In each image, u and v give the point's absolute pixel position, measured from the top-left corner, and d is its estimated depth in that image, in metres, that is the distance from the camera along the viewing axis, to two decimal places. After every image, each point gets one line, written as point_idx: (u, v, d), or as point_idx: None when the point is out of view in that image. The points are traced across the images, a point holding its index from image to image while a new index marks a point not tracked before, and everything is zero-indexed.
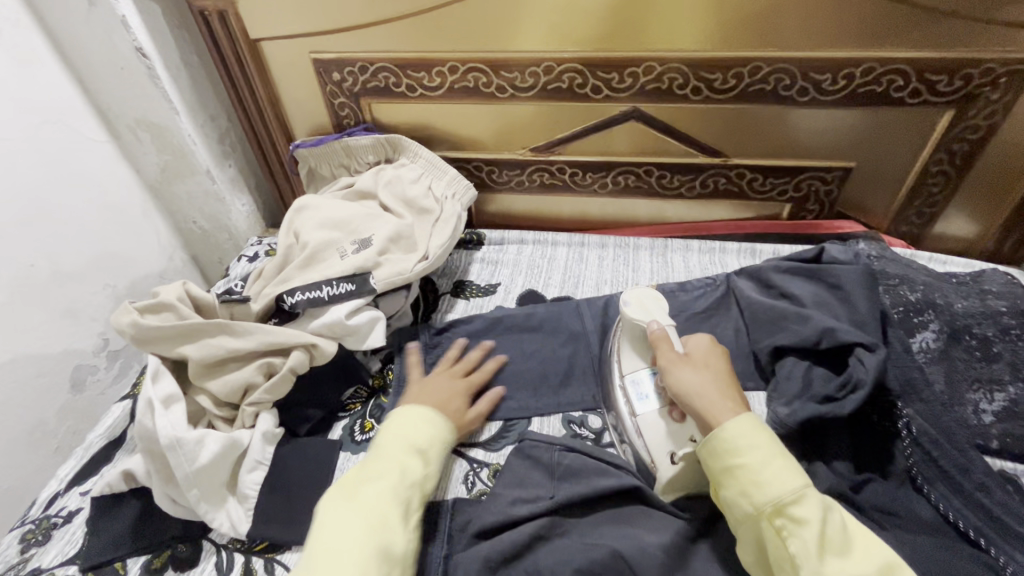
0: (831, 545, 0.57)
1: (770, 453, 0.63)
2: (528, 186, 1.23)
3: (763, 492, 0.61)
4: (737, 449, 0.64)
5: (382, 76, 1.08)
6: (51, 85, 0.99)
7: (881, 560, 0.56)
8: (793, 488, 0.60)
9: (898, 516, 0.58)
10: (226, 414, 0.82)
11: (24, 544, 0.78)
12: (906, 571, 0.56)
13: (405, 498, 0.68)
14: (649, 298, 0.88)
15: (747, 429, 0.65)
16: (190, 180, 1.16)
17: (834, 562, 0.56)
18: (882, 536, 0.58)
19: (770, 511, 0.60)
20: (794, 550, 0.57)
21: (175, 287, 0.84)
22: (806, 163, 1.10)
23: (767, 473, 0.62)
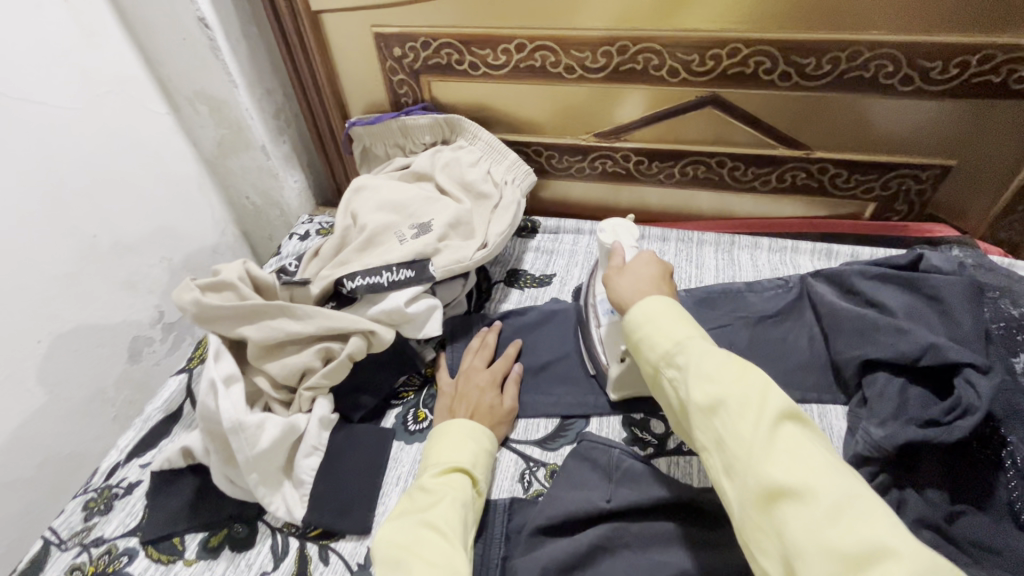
0: (694, 377, 0.48)
1: (680, 313, 0.56)
2: (588, 174, 1.01)
3: (654, 349, 0.53)
4: (640, 325, 0.56)
5: (444, 53, 0.90)
6: (116, 54, 0.88)
7: (729, 379, 0.46)
8: (677, 340, 0.52)
9: (730, 371, 0.47)
10: (283, 398, 0.69)
11: (87, 512, 0.68)
12: (760, 383, 0.45)
13: (466, 521, 0.55)
14: (625, 226, 0.73)
15: (655, 301, 0.57)
16: (245, 155, 1.03)
17: (697, 402, 0.47)
18: (709, 383, 0.47)
19: (660, 361, 0.52)
20: (680, 395, 0.50)
21: (235, 264, 0.70)
22: (860, 154, 0.85)
23: (664, 326, 0.54)
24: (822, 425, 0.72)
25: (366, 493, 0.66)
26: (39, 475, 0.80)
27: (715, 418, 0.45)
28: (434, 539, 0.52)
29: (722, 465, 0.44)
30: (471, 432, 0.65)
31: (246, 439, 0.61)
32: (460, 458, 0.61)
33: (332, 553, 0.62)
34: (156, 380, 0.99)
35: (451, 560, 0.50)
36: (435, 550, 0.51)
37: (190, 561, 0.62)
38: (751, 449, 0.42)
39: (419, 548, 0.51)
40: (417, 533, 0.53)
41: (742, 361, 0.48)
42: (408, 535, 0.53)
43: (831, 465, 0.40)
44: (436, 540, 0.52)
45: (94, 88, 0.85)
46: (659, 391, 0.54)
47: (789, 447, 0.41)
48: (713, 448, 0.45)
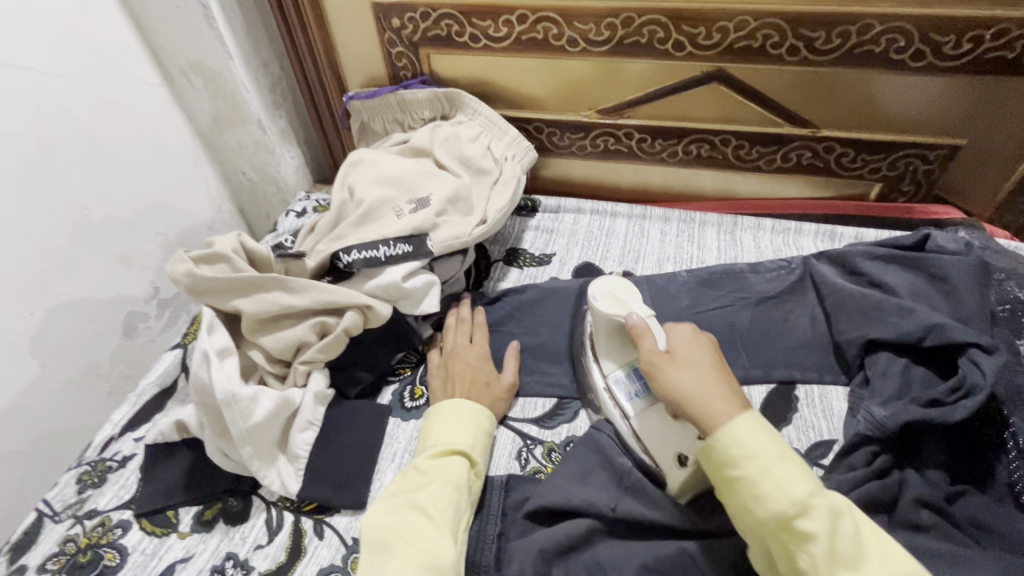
0: (839, 565, 0.42)
1: (783, 448, 0.48)
2: (590, 152, 0.99)
3: (768, 506, 0.45)
4: (739, 460, 0.47)
5: (444, 24, 0.87)
6: (107, 20, 0.85)
7: (882, 572, 0.42)
8: (799, 498, 0.44)
9: (868, 560, 0.42)
10: (277, 371, 0.68)
11: (81, 485, 0.67)
12: (902, 572, 0.42)
13: (458, 504, 0.55)
14: (621, 287, 0.67)
15: (756, 430, 0.48)
16: (240, 129, 1.01)
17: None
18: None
19: (777, 524, 0.44)
20: (807, 573, 0.43)
21: (229, 236, 0.69)
22: (867, 133, 0.84)
23: (780, 475, 0.46)
24: (823, 406, 0.71)
25: (361, 469, 0.65)
26: (33, 448, 0.80)
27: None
28: (423, 523, 0.52)
29: None
30: (469, 413, 0.63)
31: (240, 412, 0.60)
32: (458, 439, 0.61)
33: (327, 527, 0.62)
34: (151, 356, 0.98)
35: (437, 546, 0.50)
36: (423, 536, 0.51)
37: (184, 534, 0.62)
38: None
39: (405, 533, 0.52)
40: (406, 517, 0.53)
41: (873, 535, 0.44)
42: (398, 519, 0.53)
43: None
44: (423, 525, 0.52)
45: (85, 56, 0.83)
46: (755, 540, 0.47)
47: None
48: None
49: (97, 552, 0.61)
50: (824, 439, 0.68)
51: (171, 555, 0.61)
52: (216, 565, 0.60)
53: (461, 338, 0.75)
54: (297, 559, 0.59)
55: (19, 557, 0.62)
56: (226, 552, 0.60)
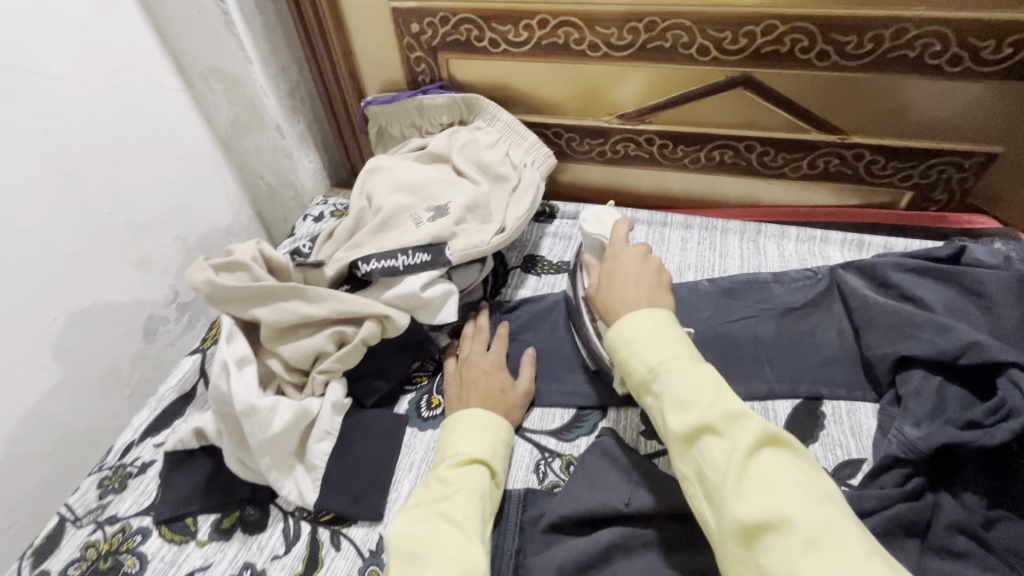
0: (671, 406, 0.48)
1: (663, 328, 0.54)
2: (609, 158, 0.97)
3: (633, 374, 0.53)
4: (619, 346, 0.55)
5: (463, 29, 0.87)
6: (130, 27, 0.86)
7: (703, 406, 0.47)
8: (651, 363, 0.52)
9: (702, 398, 0.47)
10: (295, 380, 0.68)
11: (102, 490, 0.68)
12: (729, 407, 0.46)
13: (483, 513, 0.54)
14: (609, 215, 0.76)
15: (640, 318, 0.55)
16: (259, 134, 1.01)
17: (677, 432, 0.47)
18: (687, 417, 0.47)
19: (639, 389, 0.53)
20: (660, 420, 0.50)
21: (249, 244, 0.69)
22: (899, 140, 0.81)
23: (642, 349, 0.53)
24: (851, 423, 0.69)
25: (377, 479, 0.65)
26: (56, 451, 0.81)
27: (696, 449, 0.46)
28: (451, 533, 0.51)
29: (702, 493, 0.45)
30: (488, 422, 0.63)
31: (259, 423, 0.60)
32: (478, 448, 0.60)
33: (344, 538, 0.61)
34: (171, 359, 0.99)
35: (468, 555, 0.49)
36: (452, 545, 0.50)
37: (202, 542, 0.62)
38: (727, 479, 0.42)
39: (436, 542, 0.50)
40: (434, 527, 0.52)
41: (717, 382, 0.48)
42: (426, 528, 0.52)
43: (809, 490, 0.40)
44: (453, 534, 0.51)
45: (109, 63, 0.84)
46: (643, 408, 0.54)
47: (765, 474, 0.42)
48: (693, 478, 0.46)
49: (117, 559, 0.61)
50: (852, 458, 0.66)
51: (189, 564, 0.61)
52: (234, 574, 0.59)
53: (477, 345, 0.74)
54: (314, 571, 0.59)
55: (42, 562, 0.63)
56: (244, 561, 0.60)
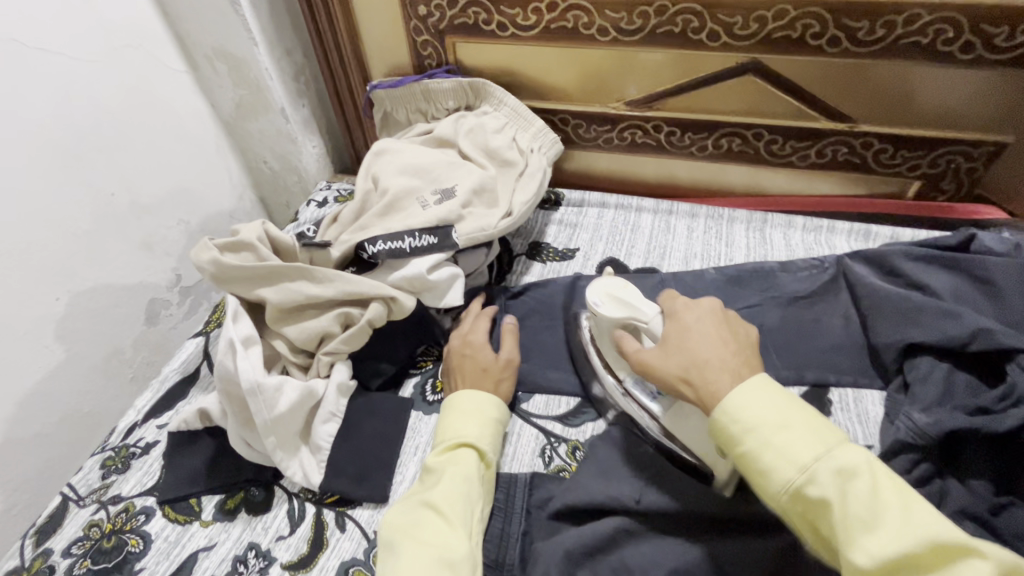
0: (853, 526, 0.40)
1: (796, 414, 0.46)
2: (616, 145, 0.97)
3: (775, 479, 0.44)
4: (749, 439, 0.46)
5: (471, 12, 0.86)
6: (133, 6, 0.85)
7: (897, 527, 0.39)
8: (802, 465, 0.43)
9: (880, 511, 0.40)
10: (300, 362, 0.67)
11: (105, 470, 0.68)
12: (934, 531, 0.38)
13: (469, 498, 0.54)
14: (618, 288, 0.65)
15: (763, 400, 0.47)
16: (263, 117, 1.00)
17: (869, 565, 0.39)
18: (875, 540, 0.39)
19: (787, 497, 0.44)
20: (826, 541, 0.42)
21: (254, 224, 0.68)
22: (908, 128, 0.81)
23: (787, 448, 0.44)
24: (857, 410, 0.68)
25: (383, 462, 0.64)
26: (58, 432, 0.80)
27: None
28: (435, 521, 0.51)
29: None
30: (476, 404, 0.62)
31: (264, 402, 0.59)
32: (466, 433, 0.60)
33: (349, 520, 0.61)
34: (173, 343, 0.99)
35: (447, 542, 0.49)
36: (434, 533, 0.50)
37: (206, 523, 0.62)
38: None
39: (418, 531, 0.51)
40: (418, 517, 0.52)
41: (891, 486, 0.41)
42: (411, 517, 0.53)
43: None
44: (436, 522, 0.51)
45: (112, 41, 0.82)
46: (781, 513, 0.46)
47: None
48: None
49: (120, 539, 0.61)
50: (859, 444, 0.65)
51: (194, 543, 0.60)
52: (239, 555, 0.59)
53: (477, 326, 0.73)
54: (319, 552, 0.59)
55: (44, 541, 0.62)
56: (248, 542, 0.60)
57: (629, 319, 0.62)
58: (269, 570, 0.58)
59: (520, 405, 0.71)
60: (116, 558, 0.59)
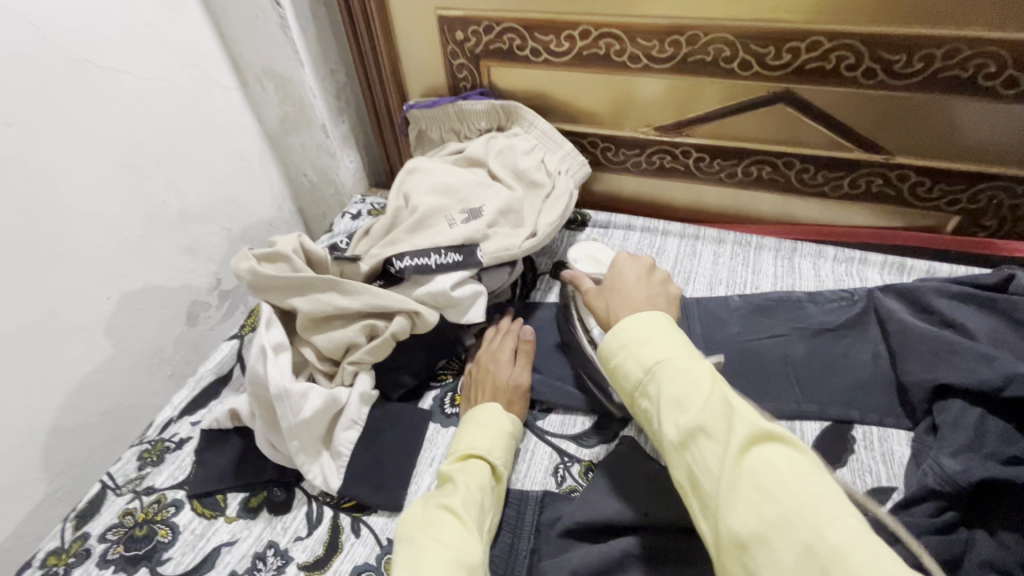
0: (667, 406, 0.48)
1: (654, 334, 0.54)
2: (644, 169, 0.98)
3: (629, 378, 0.53)
4: (615, 349, 0.55)
5: (506, 38, 0.89)
6: (194, 29, 0.92)
7: (698, 405, 0.47)
8: (650, 367, 0.52)
9: (694, 399, 0.47)
10: (327, 370, 0.71)
11: (142, 462, 0.72)
12: (719, 408, 0.46)
13: (480, 506, 0.56)
14: (599, 251, 0.84)
15: (644, 318, 0.56)
16: (305, 133, 1.06)
17: (672, 438, 0.47)
18: (680, 421, 0.47)
19: (635, 392, 0.53)
20: (654, 425, 0.50)
21: (291, 237, 0.73)
22: (948, 161, 0.79)
23: (637, 355, 0.53)
24: (882, 450, 0.67)
25: (398, 471, 0.66)
26: (102, 421, 0.86)
27: (688, 453, 0.46)
28: (450, 521, 0.52)
29: (698, 500, 0.45)
30: (486, 417, 0.65)
31: (290, 407, 0.63)
32: (477, 445, 0.62)
33: (364, 526, 0.63)
34: (210, 343, 1.04)
35: (464, 543, 0.50)
36: (449, 531, 0.51)
37: (231, 518, 0.65)
38: (721, 483, 0.43)
39: (434, 528, 0.52)
40: (433, 513, 0.54)
41: (714, 380, 0.48)
42: (427, 515, 0.54)
43: (803, 490, 0.40)
44: (451, 521, 0.52)
45: (174, 61, 0.89)
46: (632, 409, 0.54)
47: (757, 476, 0.42)
48: (686, 485, 0.46)
49: (151, 528, 0.64)
50: (882, 485, 0.63)
51: (218, 538, 0.63)
52: (258, 551, 0.62)
53: (514, 342, 0.75)
54: (333, 555, 0.61)
55: (82, 525, 0.66)
56: (267, 540, 0.63)
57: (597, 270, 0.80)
58: (286, 569, 0.60)
59: (536, 422, 0.72)
60: (146, 546, 0.63)
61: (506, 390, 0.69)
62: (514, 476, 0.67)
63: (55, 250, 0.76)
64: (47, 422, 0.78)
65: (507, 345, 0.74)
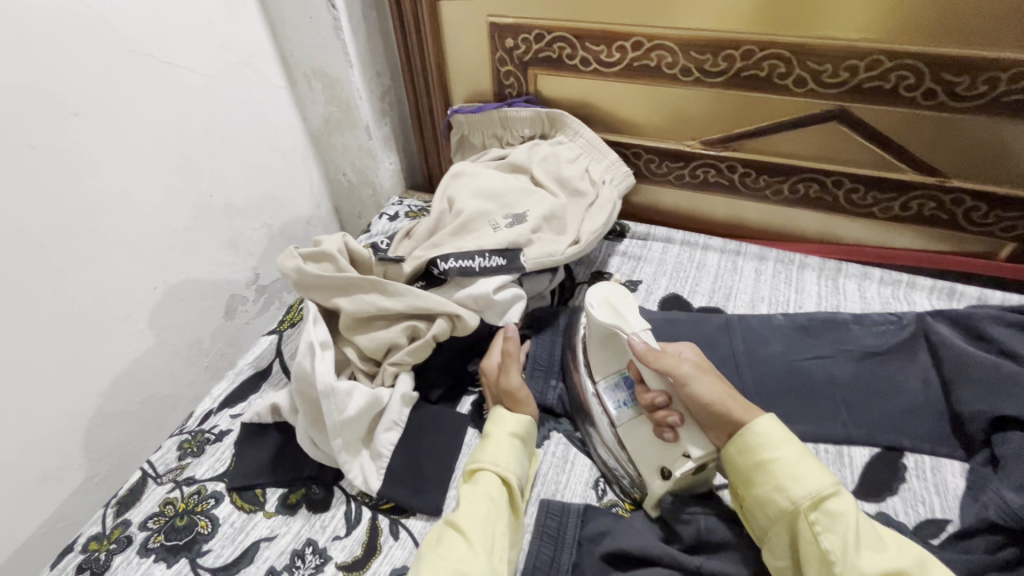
0: (857, 540, 0.47)
1: (801, 451, 0.54)
2: (686, 182, 0.97)
3: (799, 486, 0.51)
4: (775, 449, 0.53)
5: (556, 46, 0.89)
6: (251, 28, 0.94)
7: (874, 538, 0.47)
8: (828, 486, 0.51)
9: (886, 545, 0.47)
10: (368, 369, 0.71)
11: (182, 451, 0.72)
12: (906, 557, 0.46)
13: (489, 517, 0.54)
14: (615, 297, 0.68)
15: (787, 434, 0.54)
16: (349, 133, 1.07)
17: (871, 574, 0.45)
18: (877, 555, 0.46)
19: (806, 503, 0.50)
20: (829, 547, 0.47)
21: (336, 237, 0.74)
22: (1007, 187, 0.77)
23: (799, 469, 0.52)
24: (935, 480, 0.65)
25: (437, 476, 0.66)
26: (141, 409, 0.87)
27: None
28: (456, 540, 0.52)
29: None
30: (492, 428, 0.63)
31: (335, 404, 0.63)
32: (484, 456, 0.60)
33: (402, 528, 0.63)
34: (245, 337, 1.05)
35: (469, 560, 0.50)
36: (454, 550, 0.51)
37: (270, 514, 0.65)
38: None
39: (440, 548, 0.51)
40: (441, 534, 0.53)
41: (892, 535, 0.49)
42: (436, 537, 0.53)
43: None
44: (457, 541, 0.52)
45: (228, 58, 0.91)
46: (782, 527, 0.51)
47: None
48: None
49: (192, 519, 0.64)
50: (935, 516, 0.62)
51: (257, 533, 0.63)
52: (297, 549, 0.61)
53: (500, 346, 0.71)
54: (372, 556, 0.60)
55: (124, 512, 0.67)
56: (306, 538, 0.62)
57: (616, 325, 0.65)
58: (325, 568, 0.60)
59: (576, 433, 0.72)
60: (186, 537, 0.63)
61: (514, 388, 0.66)
62: (554, 486, 0.66)
63: (109, 238, 0.77)
64: (91, 407, 0.79)
65: (496, 349, 0.71)
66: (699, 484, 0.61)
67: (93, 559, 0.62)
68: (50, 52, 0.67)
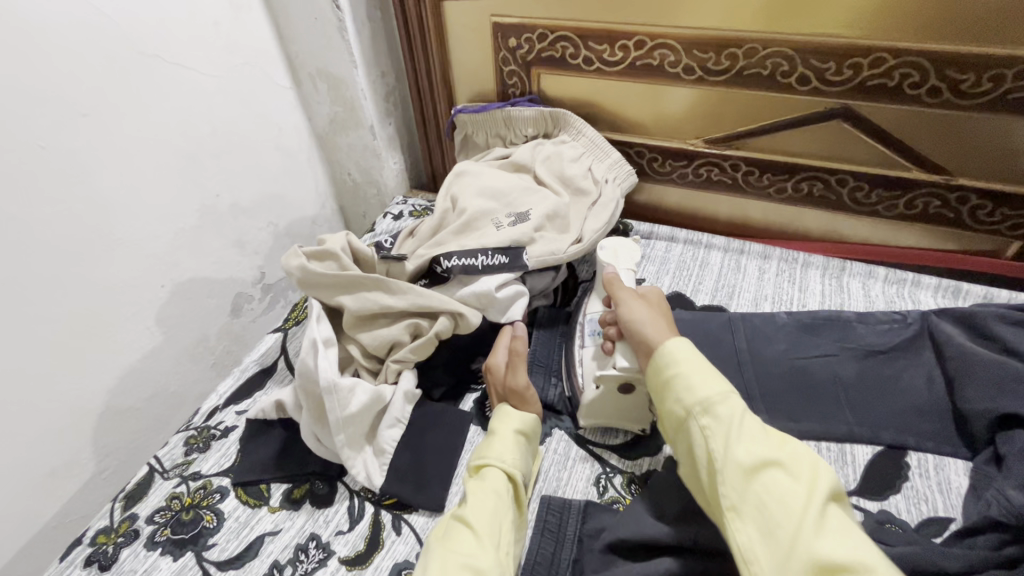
0: (735, 435, 0.49)
1: (705, 366, 0.55)
2: (689, 181, 0.97)
3: (691, 394, 0.53)
4: (676, 364, 0.56)
5: (559, 46, 0.90)
6: (257, 29, 0.95)
7: (756, 435, 0.49)
8: (718, 392, 0.52)
9: (766, 437, 0.48)
10: (371, 367, 0.71)
11: (189, 447, 0.73)
12: (788, 453, 0.47)
13: (497, 512, 0.54)
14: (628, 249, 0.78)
15: (692, 353, 0.57)
16: (353, 133, 1.08)
17: (742, 462, 0.47)
18: (752, 445, 0.48)
19: (694, 408, 0.52)
20: (713, 448, 0.49)
21: (340, 236, 0.74)
22: (1013, 185, 0.76)
23: (695, 380, 0.54)
24: (938, 479, 0.64)
25: (440, 472, 0.66)
26: (148, 406, 0.88)
27: (756, 484, 0.46)
28: (463, 533, 0.52)
29: (757, 529, 0.44)
30: (497, 425, 0.63)
31: (338, 401, 0.64)
32: (490, 453, 0.61)
33: (405, 524, 0.63)
34: (251, 335, 1.06)
35: (479, 553, 0.50)
36: (464, 543, 0.51)
37: (274, 509, 0.65)
38: (795, 518, 0.42)
39: (450, 542, 0.51)
40: (450, 528, 0.54)
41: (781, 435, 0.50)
42: (446, 531, 0.54)
43: (847, 527, 0.42)
44: (466, 535, 0.52)
45: (234, 58, 0.92)
46: (682, 436, 0.53)
47: (809, 505, 0.43)
48: (744, 512, 0.45)
49: (197, 513, 0.65)
50: (938, 515, 0.61)
51: (261, 527, 0.64)
52: (300, 543, 0.62)
53: (506, 344, 0.71)
54: (374, 551, 0.61)
55: (130, 507, 0.68)
56: (310, 532, 0.63)
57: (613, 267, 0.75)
58: (328, 562, 0.60)
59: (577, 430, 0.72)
60: (192, 530, 0.64)
61: (521, 387, 0.66)
62: (555, 483, 0.66)
63: (117, 237, 0.79)
64: (99, 403, 0.80)
65: (502, 346, 0.70)
66: (638, 407, 0.68)
67: (101, 552, 0.63)
68: (58, 53, 0.68)
